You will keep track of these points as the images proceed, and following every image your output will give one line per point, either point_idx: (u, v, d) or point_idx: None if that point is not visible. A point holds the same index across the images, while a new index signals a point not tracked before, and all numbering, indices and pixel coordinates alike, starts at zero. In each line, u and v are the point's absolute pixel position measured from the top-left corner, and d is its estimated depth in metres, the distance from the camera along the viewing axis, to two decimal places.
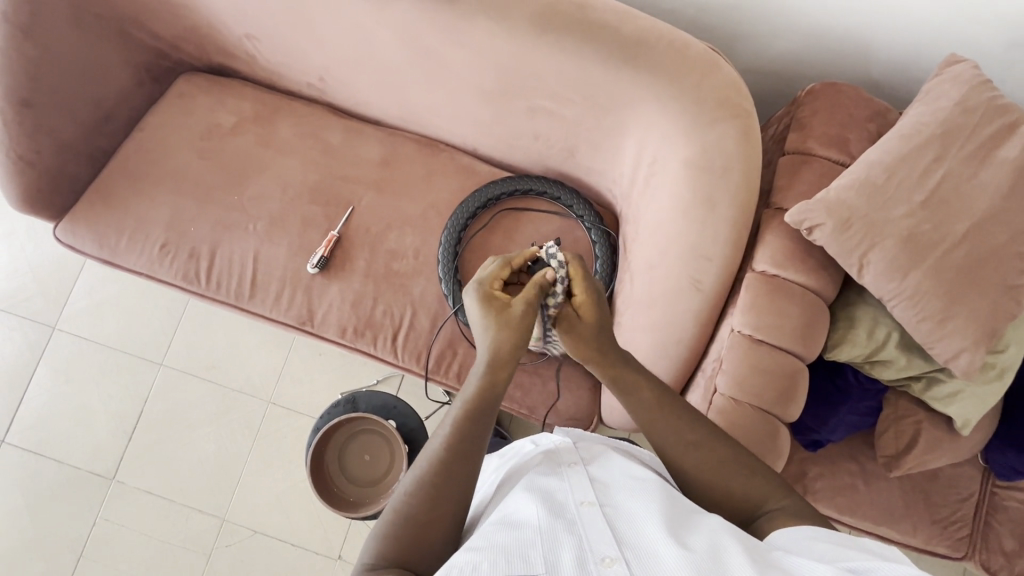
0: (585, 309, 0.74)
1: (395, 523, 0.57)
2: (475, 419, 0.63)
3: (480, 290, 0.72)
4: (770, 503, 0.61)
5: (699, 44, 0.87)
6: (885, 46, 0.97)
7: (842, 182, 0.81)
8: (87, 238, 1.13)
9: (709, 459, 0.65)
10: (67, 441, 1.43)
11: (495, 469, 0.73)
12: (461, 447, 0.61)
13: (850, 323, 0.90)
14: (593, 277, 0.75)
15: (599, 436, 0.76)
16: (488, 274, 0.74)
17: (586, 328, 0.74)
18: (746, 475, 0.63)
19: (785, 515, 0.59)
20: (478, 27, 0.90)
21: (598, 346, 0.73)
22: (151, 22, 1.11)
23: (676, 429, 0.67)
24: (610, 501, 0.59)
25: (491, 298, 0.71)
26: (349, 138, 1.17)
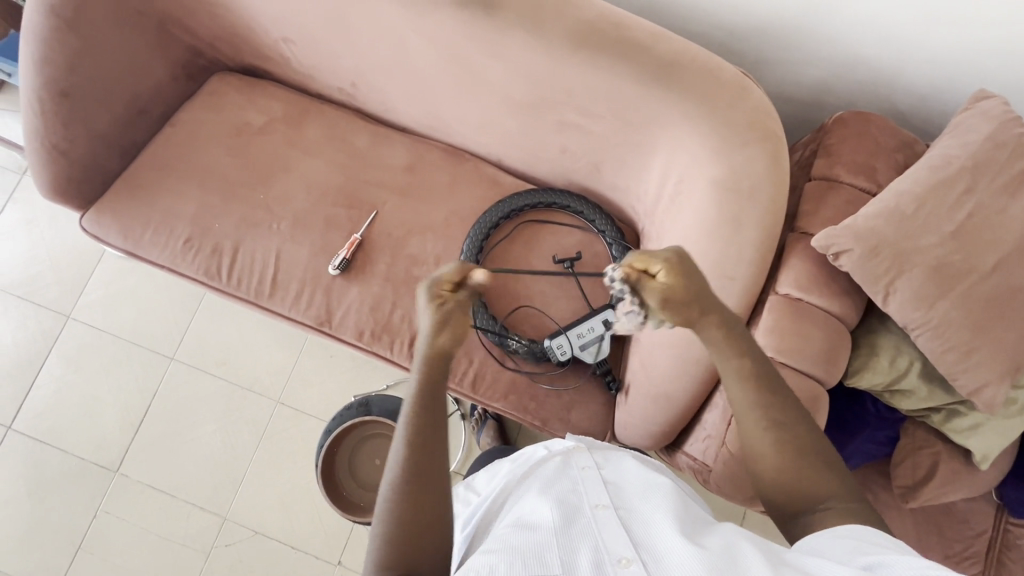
0: (671, 276, 0.62)
1: (391, 530, 0.58)
2: (434, 407, 0.62)
3: (431, 288, 0.62)
4: (830, 502, 0.58)
5: (730, 67, 0.88)
6: (913, 78, 0.98)
7: (870, 210, 0.82)
8: (111, 229, 1.14)
9: (780, 448, 0.60)
10: (73, 431, 1.43)
11: (506, 472, 0.72)
12: (423, 436, 0.60)
13: (872, 351, 0.90)
14: (659, 252, 0.64)
15: (613, 445, 0.76)
16: (442, 278, 0.63)
17: (681, 293, 0.63)
18: (813, 471, 0.59)
19: (841, 514, 0.56)
20: (514, 41, 0.91)
21: (696, 304, 0.64)
22: (191, 21, 1.13)
23: (747, 414, 0.63)
24: (624, 504, 0.58)
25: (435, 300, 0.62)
26: (377, 142, 1.19)
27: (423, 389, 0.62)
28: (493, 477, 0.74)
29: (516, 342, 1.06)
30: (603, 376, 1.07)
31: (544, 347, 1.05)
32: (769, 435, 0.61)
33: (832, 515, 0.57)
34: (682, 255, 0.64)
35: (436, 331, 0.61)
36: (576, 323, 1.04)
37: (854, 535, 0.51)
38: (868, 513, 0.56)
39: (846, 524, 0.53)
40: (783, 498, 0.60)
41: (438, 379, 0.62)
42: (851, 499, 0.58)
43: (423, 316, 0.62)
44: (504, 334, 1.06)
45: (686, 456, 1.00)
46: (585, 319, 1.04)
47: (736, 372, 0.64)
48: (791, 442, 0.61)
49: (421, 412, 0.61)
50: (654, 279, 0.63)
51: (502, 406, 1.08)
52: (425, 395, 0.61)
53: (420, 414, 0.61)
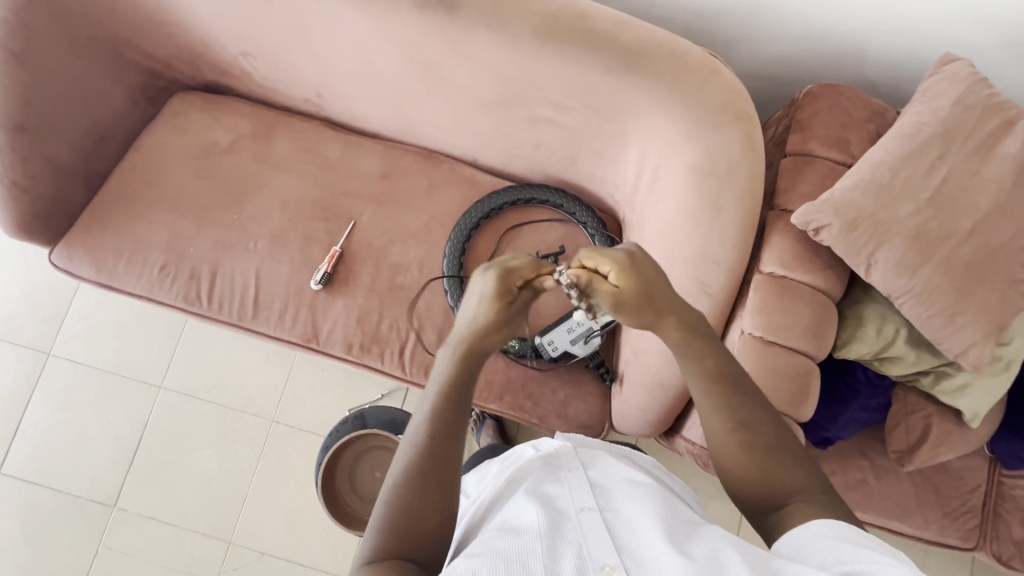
0: (621, 277, 0.66)
1: (392, 515, 0.56)
2: (460, 401, 0.63)
3: (501, 277, 0.68)
4: (797, 496, 0.58)
5: (697, 50, 0.88)
6: (879, 46, 0.98)
7: (847, 183, 0.82)
8: (83, 262, 1.11)
9: (743, 447, 0.61)
10: (65, 469, 1.40)
11: (495, 474, 0.71)
12: (444, 427, 0.61)
13: (859, 321, 0.91)
14: (615, 252, 0.67)
15: (604, 444, 0.76)
16: (521, 266, 0.70)
17: (633, 297, 0.65)
18: (780, 467, 0.59)
19: (807, 506, 0.56)
20: (478, 39, 0.90)
21: (651, 307, 0.66)
22: (145, 42, 1.10)
23: (710, 412, 0.63)
24: (610, 506, 0.58)
25: (503, 292, 0.68)
26: (349, 152, 1.17)
27: (455, 378, 0.64)
28: (483, 478, 0.74)
29: (507, 341, 1.05)
30: (597, 368, 1.07)
31: (535, 344, 1.04)
32: (731, 434, 0.61)
33: (800, 508, 0.57)
34: (633, 254, 0.68)
35: (491, 327, 0.67)
36: (566, 318, 1.03)
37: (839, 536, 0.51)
38: (833, 505, 0.56)
39: (816, 521, 0.53)
40: (755, 497, 0.60)
41: (470, 371, 0.65)
42: (817, 491, 0.58)
43: (479, 305, 0.68)
44: None
45: (685, 441, 1.01)
46: (573, 313, 1.03)
47: (700, 370, 0.65)
48: (757, 441, 0.61)
49: (447, 403, 0.62)
50: (605, 279, 0.67)
51: (498, 407, 1.08)
52: (456, 382, 0.64)
53: (450, 402, 0.62)
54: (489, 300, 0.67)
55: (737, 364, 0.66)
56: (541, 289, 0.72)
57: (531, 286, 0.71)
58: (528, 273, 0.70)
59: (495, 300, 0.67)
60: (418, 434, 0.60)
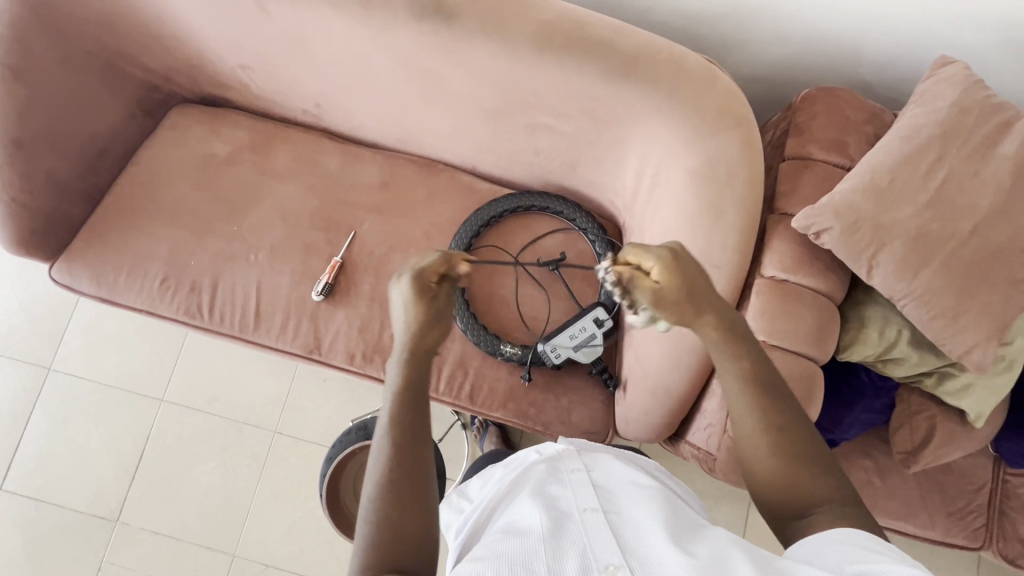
0: (666, 274, 0.61)
1: (377, 532, 0.56)
2: (417, 405, 0.61)
3: (417, 280, 0.63)
4: (822, 504, 0.57)
5: (694, 56, 0.88)
6: (875, 49, 0.99)
7: (846, 186, 0.82)
8: (83, 277, 1.10)
9: (776, 451, 0.60)
10: (67, 484, 1.39)
11: (498, 479, 0.71)
12: (409, 432, 0.59)
13: (861, 324, 0.91)
14: (657, 247, 0.63)
15: (604, 446, 0.75)
16: (427, 264, 0.65)
17: (675, 294, 0.62)
18: (809, 475, 0.59)
19: (834, 517, 0.56)
20: (476, 48, 0.90)
21: (693, 305, 0.62)
22: (143, 56, 1.10)
23: (747, 413, 0.61)
24: (614, 507, 0.58)
25: (425, 292, 0.63)
26: (349, 162, 1.17)
27: (410, 380, 0.61)
28: (486, 483, 0.73)
29: (509, 349, 1.05)
30: (600, 374, 1.07)
31: (538, 351, 1.04)
32: (767, 437, 0.60)
33: (823, 518, 0.57)
34: (676, 251, 0.63)
35: (428, 324, 0.62)
36: (567, 325, 1.03)
37: (847, 539, 0.51)
38: (861, 516, 0.56)
39: (840, 529, 0.53)
40: (777, 500, 0.60)
41: (421, 372, 0.62)
42: (840, 499, 0.58)
43: (409, 309, 0.62)
44: (497, 342, 1.05)
45: (690, 446, 1.01)
46: (575, 319, 1.03)
47: (738, 373, 0.63)
48: (787, 446, 0.60)
49: (404, 406, 0.60)
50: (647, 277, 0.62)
51: (502, 415, 1.07)
52: (407, 387, 0.61)
53: (406, 406, 0.60)
54: (414, 305, 0.62)
55: (769, 365, 0.65)
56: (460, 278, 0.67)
57: (450, 279, 0.66)
58: (438, 270, 0.65)
59: (417, 304, 0.62)
60: (384, 444, 0.59)
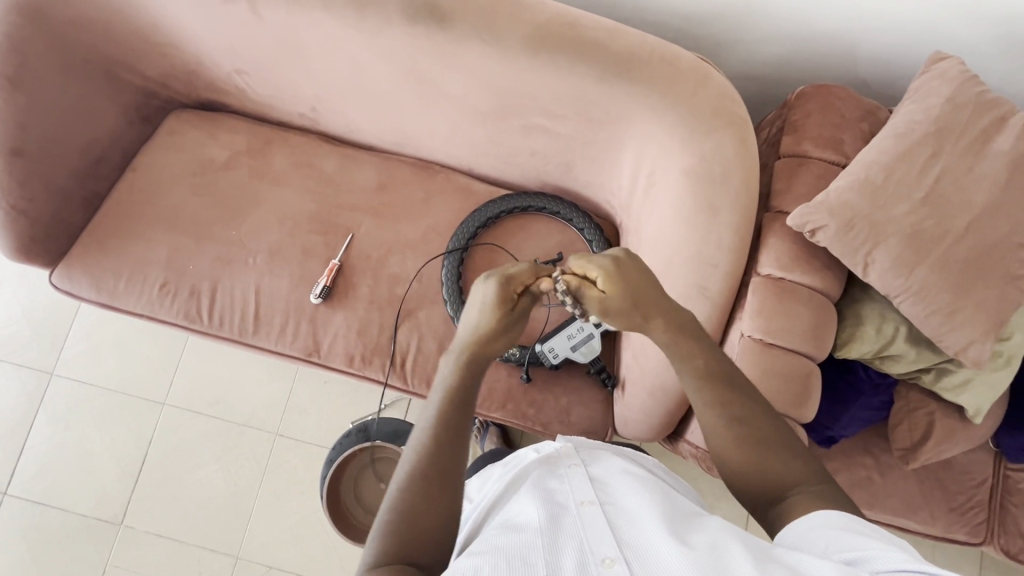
0: (609, 283, 0.66)
1: (396, 520, 0.56)
2: (463, 409, 0.63)
3: (501, 286, 0.68)
4: (798, 488, 0.57)
5: (688, 55, 0.88)
6: (870, 46, 0.99)
7: (841, 183, 0.82)
8: (84, 282, 1.11)
9: (740, 442, 0.61)
10: (71, 489, 1.40)
11: (498, 476, 0.71)
12: (452, 430, 0.61)
13: (858, 321, 0.90)
14: (598, 256, 0.68)
15: (604, 443, 0.75)
16: (517, 272, 0.70)
17: (619, 301, 0.67)
18: (780, 459, 0.59)
19: (809, 498, 0.56)
20: (469, 50, 0.90)
21: (638, 310, 0.67)
22: (139, 62, 1.10)
23: (703, 407, 0.63)
24: (611, 500, 0.58)
25: (507, 299, 0.68)
26: (345, 166, 1.17)
27: (461, 383, 0.65)
28: (485, 482, 0.74)
29: (507, 349, 1.05)
30: (598, 374, 1.07)
31: (536, 352, 1.04)
32: (727, 430, 0.61)
33: (799, 501, 0.56)
34: (620, 259, 0.68)
35: (493, 331, 0.67)
36: (565, 325, 1.03)
37: (835, 523, 0.51)
38: (833, 496, 0.56)
39: (818, 511, 0.53)
40: (756, 490, 0.59)
41: (476, 375, 0.66)
42: (815, 480, 0.58)
43: (478, 317, 0.68)
44: None
45: (689, 444, 1.01)
46: (573, 319, 1.03)
47: (689, 371, 0.65)
48: (751, 435, 0.61)
49: (452, 409, 0.63)
50: (593, 286, 0.68)
51: (500, 415, 1.08)
52: (460, 390, 0.64)
53: (451, 408, 0.63)
54: (494, 310, 0.67)
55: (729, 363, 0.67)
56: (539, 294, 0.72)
57: (530, 293, 0.71)
58: (522, 280, 0.70)
59: (496, 308, 0.67)
60: (422, 440, 0.61)
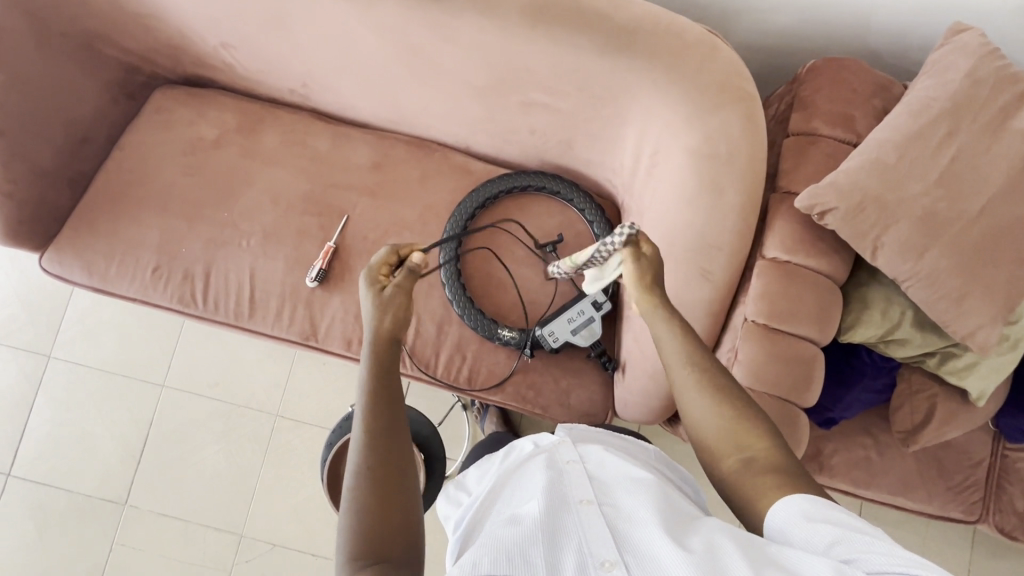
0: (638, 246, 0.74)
1: (359, 521, 0.56)
2: (386, 398, 0.62)
3: (366, 278, 0.70)
4: (757, 457, 0.59)
5: (696, 27, 0.84)
6: (884, 16, 0.94)
7: (852, 164, 0.79)
8: (74, 266, 1.09)
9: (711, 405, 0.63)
10: (74, 470, 1.41)
11: (496, 470, 0.70)
12: (383, 421, 0.61)
13: (863, 304, 0.88)
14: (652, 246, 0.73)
15: (604, 434, 0.74)
16: (377, 262, 0.72)
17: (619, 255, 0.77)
18: (749, 426, 0.61)
19: (770, 468, 0.58)
20: (465, 23, 0.86)
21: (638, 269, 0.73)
22: (120, 36, 1.06)
23: (678, 369, 0.67)
24: (609, 500, 0.58)
25: (377, 286, 0.69)
26: (338, 144, 1.13)
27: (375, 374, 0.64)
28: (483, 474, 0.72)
29: (506, 333, 1.04)
30: (598, 357, 1.06)
31: (536, 335, 1.03)
32: (698, 388, 0.65)
33: (756, 471, 0.58)
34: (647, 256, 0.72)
35: (380, 314, 0.67)
36: (565, 308, 1.02)
37: (824, 515, 0.51)
38: (793, 469, 0.58)
39: (784, 497, 0.55)
40: (712, 453, 0.62)
41: (387, 364, 0.65)
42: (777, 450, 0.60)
43: (374, 315, 0.67)
44: (495, 326, 1.04)
45: None
46: (573, 303, 1.02)
47: (671, 330, 0.68)
48: (721, 399, 0.64)
49: (377, 400, 0.62)
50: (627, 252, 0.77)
51: (500, 399, 1.07)
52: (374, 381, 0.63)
53: (374, 397, 0.62)
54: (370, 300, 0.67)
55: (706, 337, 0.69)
56: (415, 264, 0.71)
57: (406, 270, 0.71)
58: (387, 268, 0.72)
59: (371, 294, 0.68)
60: (358, 440, 0.60)
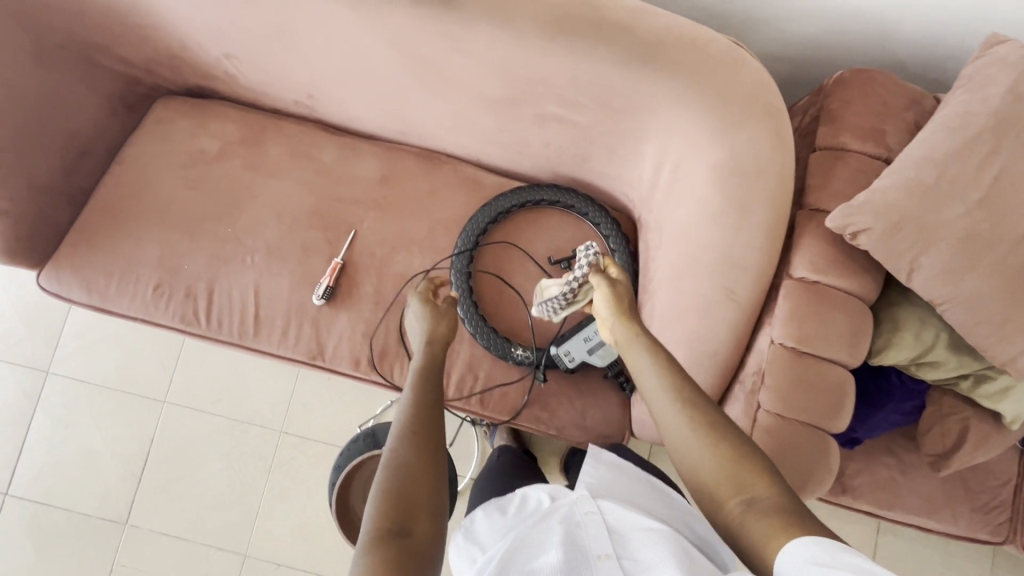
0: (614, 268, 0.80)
1: (391, 480, 0.57)
2: (434, 379, 0.70)
3: (418, 296, 0.84)
4: (755, 498, 0.57)
5: (721, 38, 0.80)
6: (912, 26, 0.91)
7: (887, 182, 0.76)
8: (72, 284, 1.05)
9: (700, 446, 0.62)
10: (74, 488, 1.38)
11: (511, 525, 0.68)
12: (430, 394, 0.67)
13: (896, 326, 0.85)
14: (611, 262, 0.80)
15: (621, 487, 0.72)
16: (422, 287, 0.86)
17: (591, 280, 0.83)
18: (743, 464, 0.59)
19: (769, 508, 0.56)
20: (479, 34, 0.83)
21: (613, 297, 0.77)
22: (120, 47, 1.02)
23: (666, 410, 0.66)
24: (629, 552, 0.56)
25: (428, 302, 0.83)
26: (345, 156, 1.10)
27: (428, 360, 0.74)
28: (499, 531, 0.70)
29: (521, 352, 1.01)
30: (615, 377, 1.02)
31: (551, 355, 1.00)
32: (687, 429, 0.63)
33: (754, 514, 0.56)
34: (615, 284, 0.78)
35: (432, 322, 0.80)
36: (581, 327, 0.98)
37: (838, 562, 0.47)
38: (797, 506, 0.56)
39: (791, 539, 0.52)
40: (707, 494, 0.60)
41: (440, 355, 0.76)
42: (780, 490, 0.58)
43: (426, 322, 0.80)
44: (508, 345, 1.01)
45: None
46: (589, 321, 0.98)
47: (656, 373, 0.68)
48: (713, 439, 0.62)
49: (426, 377, 0.70)
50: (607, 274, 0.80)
51: (513, 420, 1.04)
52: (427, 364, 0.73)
53: (426, 375, 0.71)
54: (423, 312, 0.81)
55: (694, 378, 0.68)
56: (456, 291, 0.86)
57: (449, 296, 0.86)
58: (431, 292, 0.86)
59: (423, 306, 0.82)
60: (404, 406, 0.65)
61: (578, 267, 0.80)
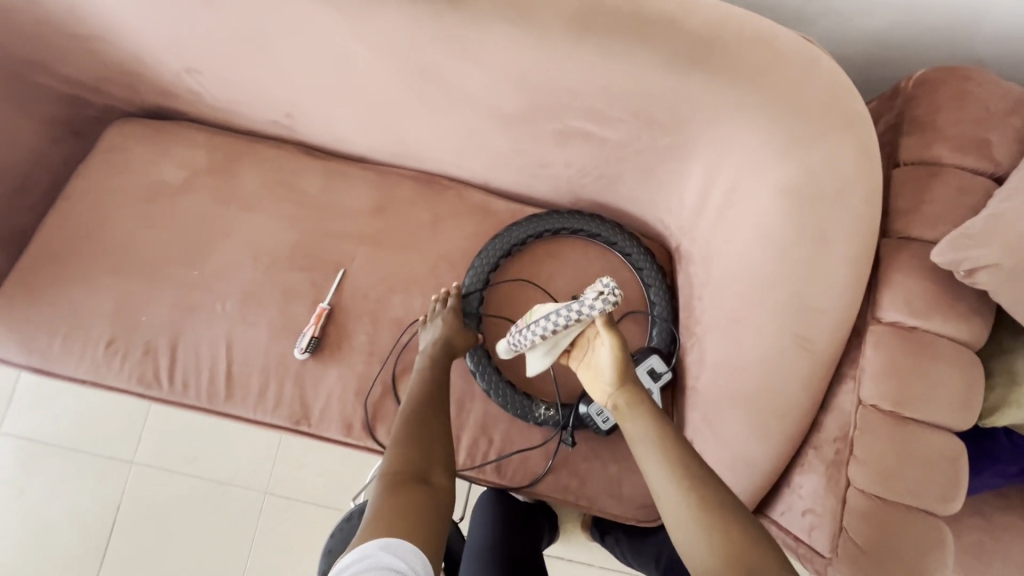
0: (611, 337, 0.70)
1: (402, 437, 0.63)
2: (442, 365, 0.77)
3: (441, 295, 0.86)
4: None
5: (786, 33, 0.66)
6: (1001, 16, 0.77)
7: (1009, 207, 0.61)
8: (7, 342, 0.89)
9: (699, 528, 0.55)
10: (26, 568, 1.19)
11: None
12: (435, 375, 0.74)
13: (1011, 380, 0.69)
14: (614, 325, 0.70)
15: None
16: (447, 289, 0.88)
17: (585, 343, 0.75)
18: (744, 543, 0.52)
19: None
20: (489, 35, 0.68)
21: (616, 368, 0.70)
22: (64, 62, 0.87)
23: (664, 486, 0.59)
24: None
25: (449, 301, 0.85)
26: (331, 183, 0.95)
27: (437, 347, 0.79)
28: None
29: (544, 411, 0.85)
30: None
31: (580, 414, 0.84)
32: (686, 509, 0.57)
33: None
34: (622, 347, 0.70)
35: (448, 320, 0.82)
36: None
37: None
38: None
39: None
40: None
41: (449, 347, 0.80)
42: None
43: (438, 321, 0.83)
44: (530, 403, 0.86)
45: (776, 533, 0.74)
46: None
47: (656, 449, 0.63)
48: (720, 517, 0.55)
49: (435, 361, 0.77)
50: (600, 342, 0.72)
51: (537, 490, 0.87)
52: (436, 352, 0.79)
53: (433, 358, 0.77)
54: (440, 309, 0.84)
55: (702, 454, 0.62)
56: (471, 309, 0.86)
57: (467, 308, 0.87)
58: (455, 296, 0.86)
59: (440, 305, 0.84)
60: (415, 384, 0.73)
61: (584, 307, 0.67)
